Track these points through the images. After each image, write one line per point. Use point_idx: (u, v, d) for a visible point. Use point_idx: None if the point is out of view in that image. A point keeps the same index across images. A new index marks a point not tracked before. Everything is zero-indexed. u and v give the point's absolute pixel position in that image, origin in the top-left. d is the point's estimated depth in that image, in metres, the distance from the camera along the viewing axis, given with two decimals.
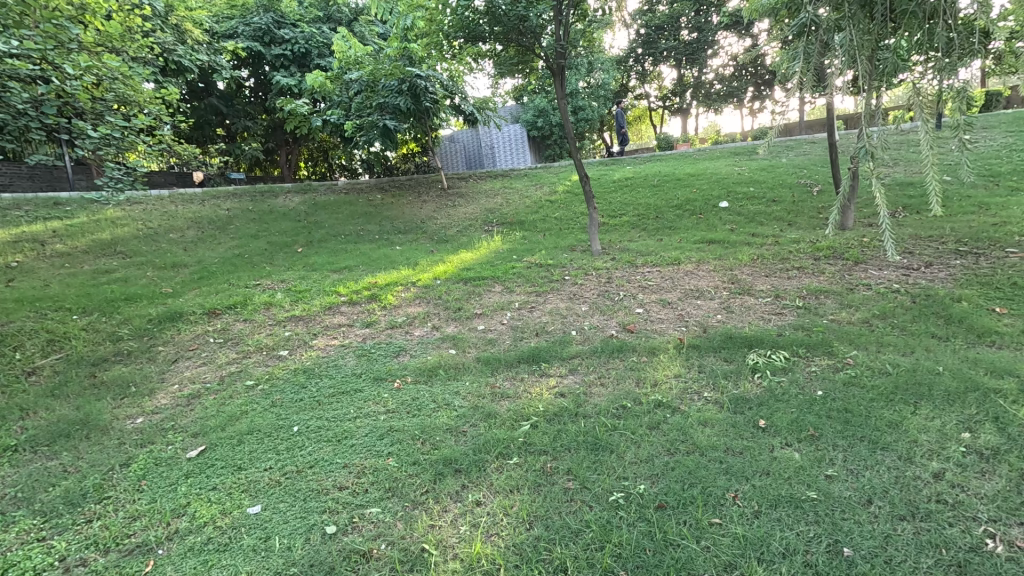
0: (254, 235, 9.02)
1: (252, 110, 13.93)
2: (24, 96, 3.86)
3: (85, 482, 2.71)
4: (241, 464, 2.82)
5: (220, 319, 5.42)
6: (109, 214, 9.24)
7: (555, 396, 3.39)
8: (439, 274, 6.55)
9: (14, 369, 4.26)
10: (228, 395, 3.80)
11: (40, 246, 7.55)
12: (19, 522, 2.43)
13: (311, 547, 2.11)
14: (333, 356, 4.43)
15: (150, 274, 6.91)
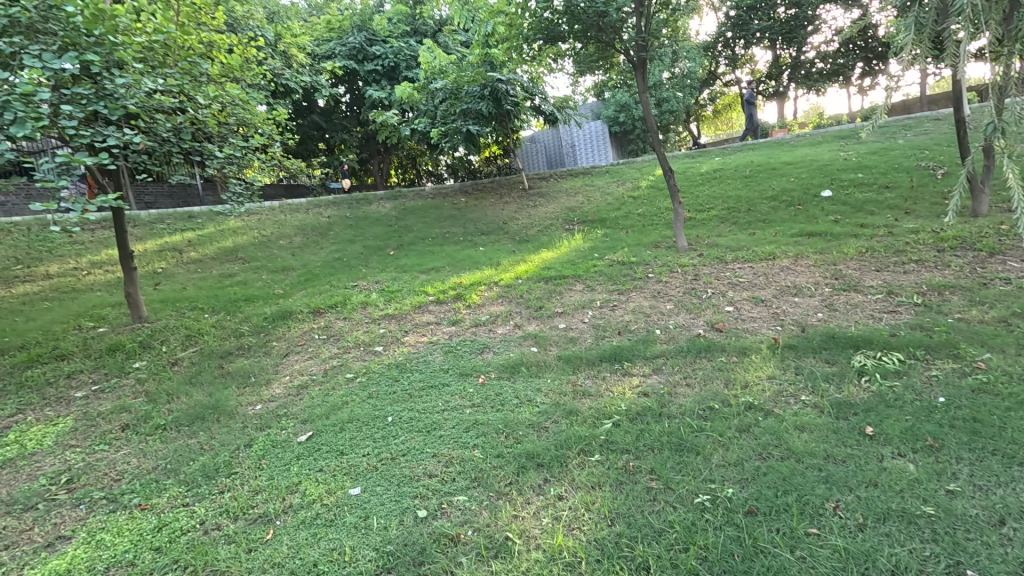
0: (351, 240, 9.74)
1: (347, 123, 15.02)
2: (167, 125, 4.48)
3: (217, 459, 3.12)
4: (343, 449, 3.09)
5: (324, 317, 5.94)
6: (231, 225, 10.45)
7: (638, 395, 3.35)
8: (521, 273, 6.68)
9: (161, 360, 4.98)
10: (331, 386, 4.16)
11: (178, 254, 8.72)
12: (169, 490, 2.85)
13: (405, 527, 2.27)
14: (423, 352, 4.70)
15: (265, 277, 7.73)
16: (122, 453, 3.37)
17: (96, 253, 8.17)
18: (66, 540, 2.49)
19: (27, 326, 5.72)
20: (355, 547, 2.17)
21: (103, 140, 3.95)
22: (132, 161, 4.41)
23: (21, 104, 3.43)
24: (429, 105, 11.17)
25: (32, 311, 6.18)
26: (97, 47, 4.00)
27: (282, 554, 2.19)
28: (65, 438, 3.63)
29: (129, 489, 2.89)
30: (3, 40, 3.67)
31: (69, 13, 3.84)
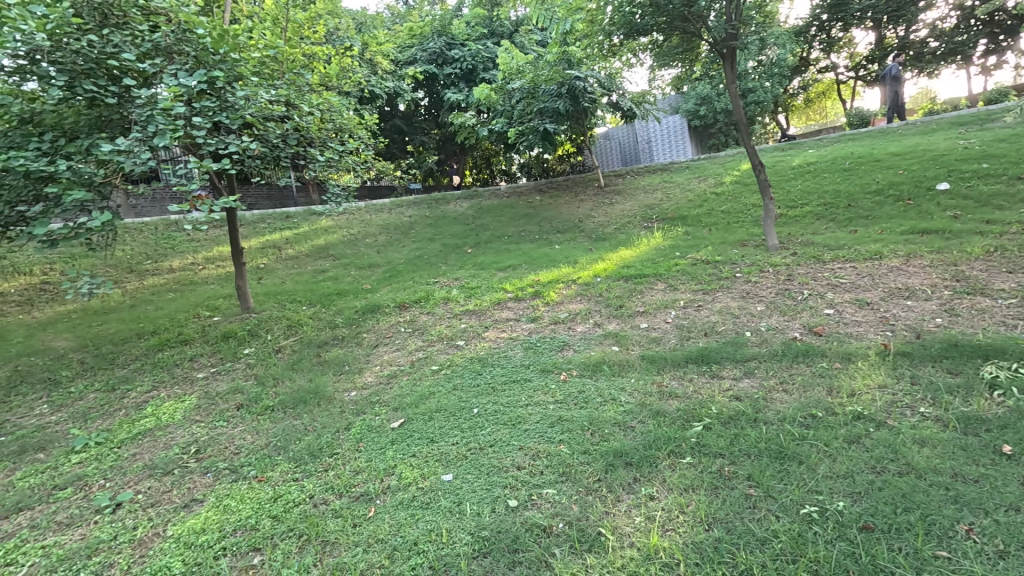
0: (430, 238, 10.11)
1: (427, 125, 15.58)
2: (277, 133, 4.91)
3: (320, 440, 3.37)
4: (433, 437, 3.23)
5: (409, 311, 6.23)
6: (323, 224, 11.20)
7: (730, 399, 3.21)
8: (599, 272, 6.61)
9: (268, 347, 5.46)
10: (418, 377, 4.36)
11: (278, 251, 9.48)
12: (281, 464, 3.12)
13: (498, 515, 2.34)
14: (504, 348, 4.79)
15: (354, 273, 8.21)
16: (239, 429, 3.73)
17: (210, 250, 9.09)
18: (199, 503, 2.79)
19: (156, 314, 6.48)
20: (451, 530, 2.26)
21: (225, 148, 4.41)
22: (248, 165, 4.87)
23: (162, 117, 3.93)
24: (506, 106, 11.31)
25: (160, 301, 6.99)
26: (221, 64, 4.47)
27: (385, 530, 2.32)
28: (191, 413, 4.08)
29: (248, 461, 3.20)
30: (148, 62, 4.21)
31: (200, 35, 4.31)
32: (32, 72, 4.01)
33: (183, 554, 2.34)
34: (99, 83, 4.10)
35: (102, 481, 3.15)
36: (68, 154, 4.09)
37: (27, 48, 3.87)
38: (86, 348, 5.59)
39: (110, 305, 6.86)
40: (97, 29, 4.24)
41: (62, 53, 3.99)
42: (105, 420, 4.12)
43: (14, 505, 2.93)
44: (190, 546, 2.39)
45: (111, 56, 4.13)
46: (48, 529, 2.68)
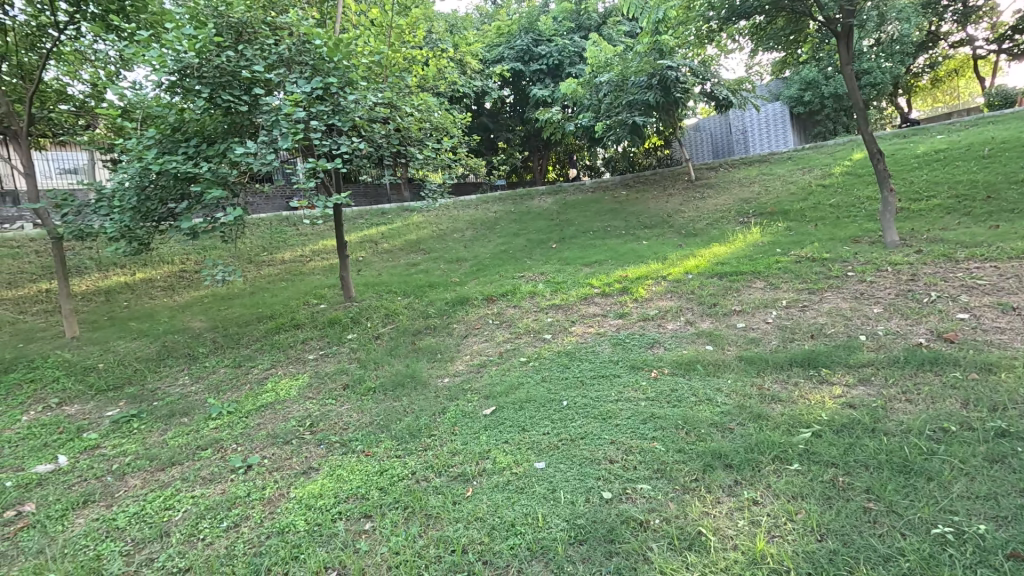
0: (515, 234, 10.27)
1: (512, 123, 15.79)
2: (382, 133, 5.24)
3: (419, 421, 3.58)
4: (525, 426, 3.32)
5: (496, 304, 6.39)
6: (414, 220, 11.76)
7: (842, 406, 2.98)
8: (690, 268, 6.37)
9: (368, 333, 5.86)
10: (507, 368, 4.47)
11: (374, 245, 10.11)
12: (385, 441, 3.35)
13: (592, 505, 2.36)
14: (591, 343, 4.78)
15: (443, 266, 8.56)
16: (346, 407, 4.06)
17: (315, 244, 9.89)
18: (316, 471, 3.08)
19: (272, 301, 7.18)
20: (546, 515, 2.32)
21: (338, 148, 4.80)
22: (356, 164, 5.27)
23: (285, 122, 4.37)
24: (593, 100, 11.16)
25: (275, 289, 7.74)
26: (335, 71, 4.87)
27: (483, 510, 2.42)
28: (304, 391, 4.50)
29: (356, 437, 3.48)
30: (273, 72, 4.68)
31: (317, 45, 4.73)
32: (182, 85, 4.60)
33: (306, 513, 2.59)
34: (234, 93, 4.62)
35: (235, 445, 3.57)
36: (208, 157, 4.66)
37: (179, 66, 4.45)
38: (216, 329, 6.33)
39: (234, 292, 7.70)
40: (233, 45, 4.78)
41: (206, 68, 4.54)
42: (234, 392, 4.66)
43: (168, 459, 3.40)
44: (311, 508, 2.64)
45: (244, 69, 4.65)
46: (195, 481, 3.09)
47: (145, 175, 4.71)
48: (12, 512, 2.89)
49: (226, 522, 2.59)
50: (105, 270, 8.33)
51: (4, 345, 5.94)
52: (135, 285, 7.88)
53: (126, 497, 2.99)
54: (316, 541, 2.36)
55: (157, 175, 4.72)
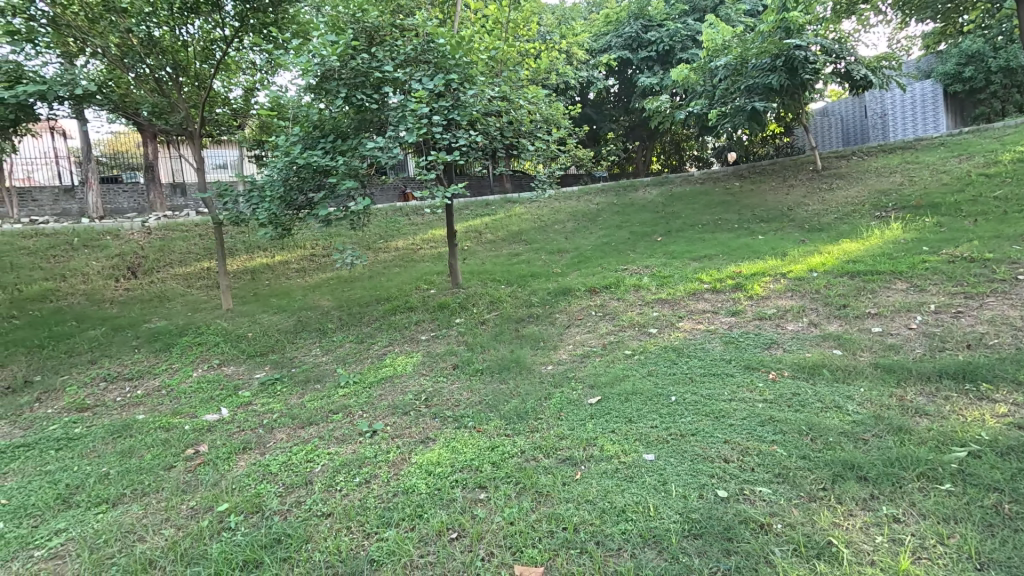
0: (618, 226, 10.08)
1: (616, 113, 15.45)
2: (496, 126, 5.43)
3: (525, 404, 3.71)
4: (632, 417, 3.30)
5: (599, 296, 6.36)
6: (516, 211, 12.00)
7: (1008, 426, 2.62)
8: (815, 266, 5.85)
9: (474, 318, 6.14)
10: (611, 359, 4.45)
11: (478, 235, 10.49)
12: (494, 420, 3.51)
13: (706, 502, 2.32)
14: (700, 339, 4.59)
15: (544, 257, 8.67)
16: (456, 386, 4.31)
17: (424, 233, 10.48)
18: (433, 441, 3.31)
19: (388, 285, 7.76)
20: (658, 505, 2.32)
21: (456, 142, 5.10)
22: (471, 156, 5.55)
23: (411, 118, 4.71)
24: (707, 86, 10.54)
25: (390, 274, 8.35)
26: (456, 67, 5.18)
27: (592, 494, 2.48)
28: (418, 367, 4.85)
29: (467, 414, 3.67)
30: (401, 72, 5.05)
31: (441, 44, 5.04)
32: (322, 87, 5.11)
33: (426, 477, 2.81)
34: (366, 92, 5.06)
35: (361, 412, 3.94)
36: (343, 151, 5.14)
37: (322, 69, 4.96)
38: (341, 308, 7.00)
39: (355, 275, 8.43)
40: (366, 47, 5.22)
41: (344, 71, 5.02)
42: (359, 364, 5.15)
43: (306, 419, 3.85)
44: (431, 473, 2.86)
45: (375, 69, 5.07)
46: (331, 440, 3.47)
47: (289, 169, 5.29)
48: (191, 451, 3.46)
49: (359, 478, 2.88)
50: (251, 252, 9.54)
51: (178, 313, 7.06)
52: (275, 266, 8.94)
53: (276, 447, 3.44)
54: (437, 504, 2.57)
55: (299, 168, 5.29)
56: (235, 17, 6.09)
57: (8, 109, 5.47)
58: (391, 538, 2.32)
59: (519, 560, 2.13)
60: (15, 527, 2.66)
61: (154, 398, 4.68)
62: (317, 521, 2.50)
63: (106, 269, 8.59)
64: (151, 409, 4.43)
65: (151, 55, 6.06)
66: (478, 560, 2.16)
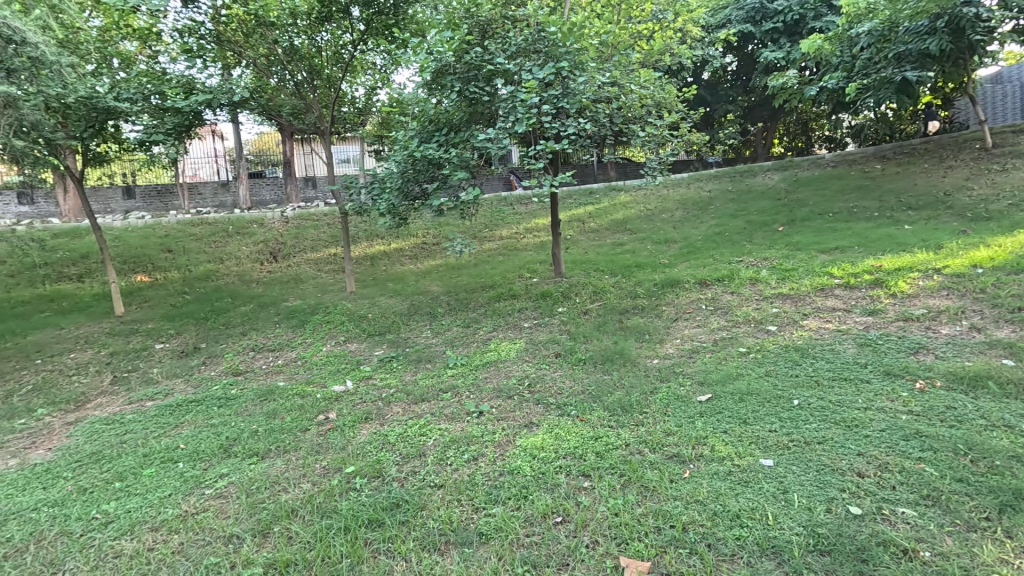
0: (733, 215, 9.41)
1: (734, 92, 14.33)
2: (606, 112, 5.34)
3: (630, 396, 3.64)
4: (747, 418, 3.10)
5: (711, 289, 6.01)
6: (621, 200, 11.68)
7: None
8: (980, 262, 5.01)
9: (578, 307, 6.13)
10: (724, 357, 4.20)
11: (582, 224, 10.38)
12: (598, 410, 3.49)
13: (835, 517, 2.17)
14: (830, 340, 4.16)
15: (650, 247, 8.36)
16: (559, 373, 4.34)
17: (528, 222, 10.62)
18: (536, 426, 3.38)
19: (493, 273, 7.99)
20: (778, 514, 2.21)
21: (565, 130, 5.07)
22: (578, 144, 5.51)
23: (522, 109, 4.78)
24: (846, 56, 9.35)
25: (495, 262, 8.59)
26: (566, 55, 5.16)
27: (703, 494, 2.41)
28: (521, 353, 4.95)
29: (569, 402, 3.68)
30: (512, 62, 5.12)
31: (552, 31, 5.07)
32: (438, 82, 5.35)
33: (531, 460, 2.88)
34: (479, 85, 5.22)
35: (468, 392, 4.13)
36: (455, 143, 5.35)
37: (438, 65, 5.20)
38: (449, 294, 7.35)
39: (463, 263, 8.80)
40: (479, 41, 5.34)
41: (458, 65, 5.21)
42: (465, 348, 5.39)
43: (419, 396, 4.12)
44: (535, 457, 2.93)
45: (487, 62, 5.19)
46: (442, 417, 3.68)
47: (407, 161, 5.62)
48: (322, 417, 3.88)
49: (467, 455, 3.03)
50: (371, 240, 10.35)
51: (310, 294, 7.90)
52: (390, 253, 9.61)
53: (393, 420, 3.73)
54: (541, 486, 2.63)
55: (415, 160, 5.60)
56: (361, 22, 6.57)
57: (184, 116, 6.44)
58: (498, 515, 2.42)
59: (626, 552, 2.13)
60: (192, 467, 3.17)
61: (291, 368, 5.31)
62: (431, 491, 2.68)
63: (253, 254, 9.83)
64: (289, 378, 5.03)
65: (291, 61, 6.76)
66: (582, 547, 2.18)
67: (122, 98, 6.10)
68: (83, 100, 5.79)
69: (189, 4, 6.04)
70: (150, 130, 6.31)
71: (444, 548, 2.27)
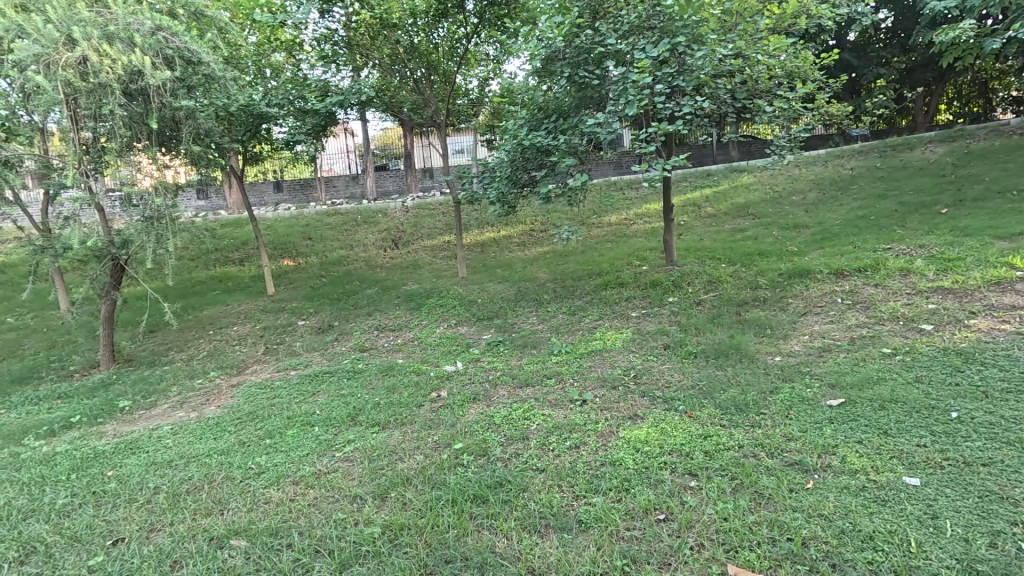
0: (881, 196, 8.22)
1: (888, 53, 12.40)
2: (727, 88, 4.96)
3: (747, 395, 3.38)
4: (888, 429, 2.74)
5: (849, 280, 5.33)
6: (744, 181, 10.76)
7: None
8: None
9: (690, 297, 5.81)
10: (861, 357, 3.72)
11: (698, 208, 9.76)
12: (709, 407, 3.30)
13: (1001, 554, 1.87)
14: (1005, 344, 3.51)
15: (777, 233, 7.63)
16: (667, 366, 4.16)
17: (639, 208, 10.25)
18: (641, 420, 3.29)
19: (601, 260, 7.86)
20: (923, 542, 1.95)
21: (680, 109, 4.79)
22: (695, 124, 5.19)
23: (634, 90, 4.59)
24: None
25: (603, 249, 8.43)
26: (683, 29, 4.87)
27: (828, 508, 2.19)
28: (628, 344, 4.83)
29: (679, 397, 3.53)
30: (625, 42, 4.92)
31: (669, 5, 4.78)
32: (547, 69, 5.34)
33: (634, 453, 2.82)
34: (589, 69, 5.13)
35: (572, 380, 4.14)
36: (563, 130, 5.30)
37: (548, 52, 5.17)
38: (556, 281, 7.36)
39: (570, 250, 8.76)
40: (590, 23, 5.22)
41: (569, 50, 5.15)
42: (571, 335, 5.39)
43: (524, 380, 4.22)
44: (639, 450, 2.85)
45: (598, 44, 5.05)
46: (546, 402, 3.74)
47: (516, 150, 5.69)
48: (435, 394, 4.15)
49: (569, 442, 3.05)
50: (482, 228, 10.72)
51: (426, 279, 8.42)
52: (500, 240, 9.89)
53: (498, 402, 3.88)
54: (645, 481, 2.56)
55: (525, 149, 5.65)
56: (475, 15, 6.78)
57: (321, 117, 7.16)
58: (599, 505, 2.41)
59: (734, 560, 2.01)
60: (326, 431, 3.59)
61: (408, 347, 5.74)
62: (533, 474, 2.75)
63: (378, 241, 10.71)
64: (407, 356, 5.45)
65: (411, 59, 7.18)
66: (686, 548, 2.10)
67: (272, 104, 6.95)
68: (243, 108, 6.70)
69: (326, 14, 6.66)
70: (294, 131, 7.20)
71: (544, 531, 2.32)
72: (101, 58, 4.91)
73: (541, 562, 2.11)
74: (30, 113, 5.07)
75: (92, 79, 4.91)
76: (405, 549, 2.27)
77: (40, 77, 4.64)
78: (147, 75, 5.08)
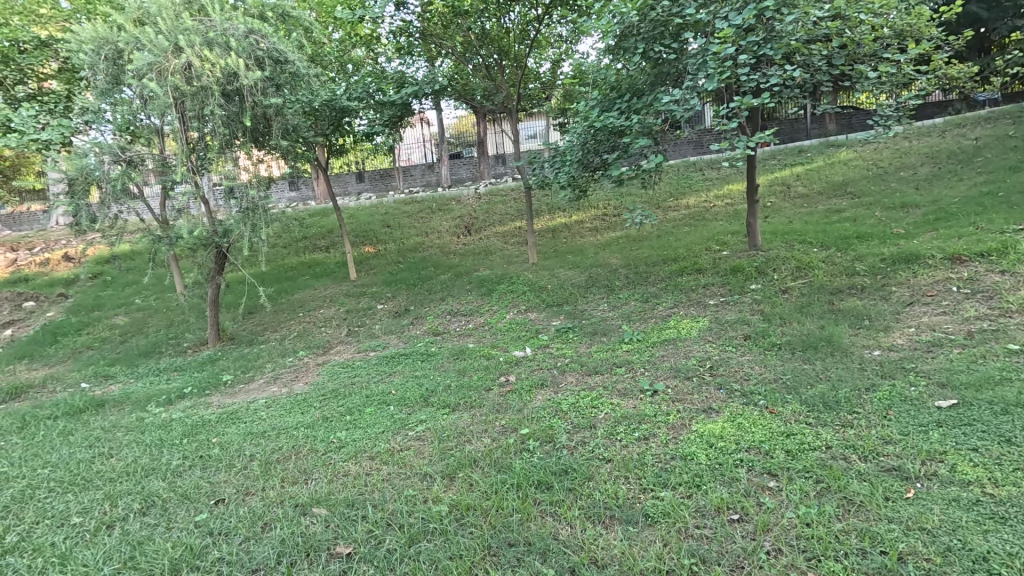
0: (1012, 168, 7.16)
1: None
2: (823, 53, 4.49)
3: (838, 392, 3.09)
4: (1011, 436, 2.40)
5: (968, 266, 4.71)
6: (841, 157, 9.80)
7: None
8: None
9: (775, 285, 5.41)
10: (980, 354, 3.28)
11: (786, 188, 9.02)
12: (793, 403, 3.06)
13: None
14: None
15: (880, 213, 6.89)
16: (746, 357, 3.92)
17: (719, 189, 9.68)
18: (716, 413, 3.12)
19: (677, 244, 7.52)
20: None
21: (766, 81, 4.41)
22: (784, 95, 4.79)
23: (714, 62, 4.27)
24: None
25: (680, 233, 8.07)
26: None
27: (933, 522, 1.96)
28: (704, 333, 4.59)
29: (758, 391, 3.31)
30: (704, 11, 4.58)
31: None
32: (621, 46, 5.12)
33: (707, 448, 2.69)
34: (666, 42, 4.91)
35: (643, 369, 4.01)
36: (637, 109, 5.06)
37: (621, 27, 4.93)
38: (629, 267, 7.15)
39: (644, 234, 8.47)
40: None
41: (643, 24, 4.90)
42: (642, 323, 5.24)
43: (593, 367, 4.17)
44: (712, 446, 2.71)
45: (676, 15, 4.75)
46: (614, 391, 3.65)
47: (588, 132, 5.51)
48: (504, 378, 4.22)
49: (638, 433, 2.97)
50: (553, 213, 10.64)
51: (497, 265, 8.52)
52: (572, 225, 9.76)
53: (566, 388, 3.86)
54: (718, 478, 2.44)
55: (596, 131, 5.44)
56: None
57: (397, 108, 7.38)
58: (667, 499, 2.33)
59: (816, 569, 1.86)
60: (400, 411, 3.76)
61: (479, 332, 5.85)
62: (599, 463, 2.71)
63: (452, 228, 10.97)
64: (477, 340, 5.56)
65: (483, 46, 7.23)
66: (762, 552, 1.97)
67: (353, 98, 7.27)
68: (326, 103, 7.06)
69: (401, 7, 6.84)
70: (372, 123, 7.49)
71: (609, 522, 2.28)
72: (203, 63, 5.38)
73: (604, 554, 2.08)
74: (150, 116, 5.62)
75: (196, 83, 5.41)
76: (470, 529, 2.33)
77: (155, 83, 5.18)
78: (241, 76, 5.50)
